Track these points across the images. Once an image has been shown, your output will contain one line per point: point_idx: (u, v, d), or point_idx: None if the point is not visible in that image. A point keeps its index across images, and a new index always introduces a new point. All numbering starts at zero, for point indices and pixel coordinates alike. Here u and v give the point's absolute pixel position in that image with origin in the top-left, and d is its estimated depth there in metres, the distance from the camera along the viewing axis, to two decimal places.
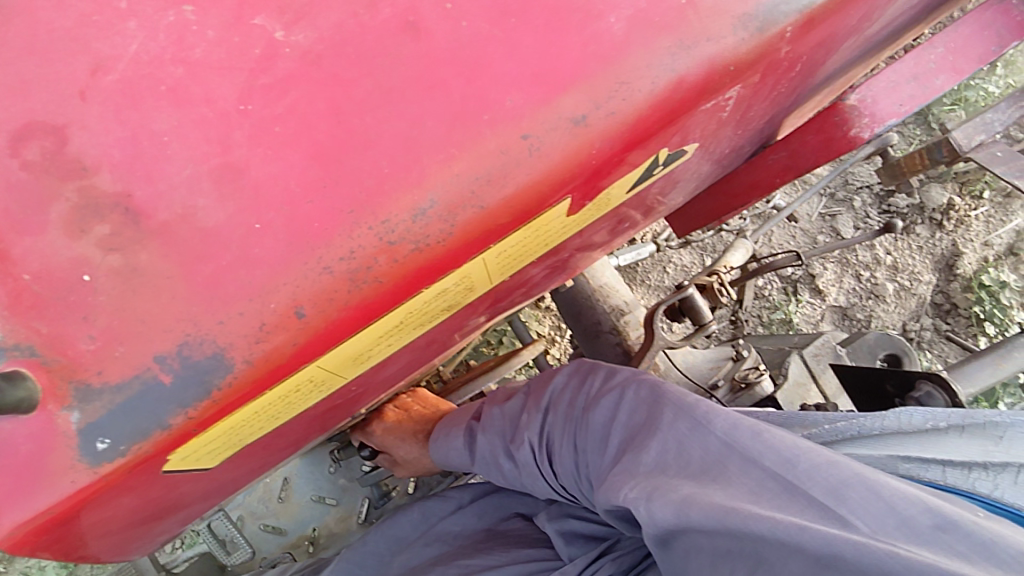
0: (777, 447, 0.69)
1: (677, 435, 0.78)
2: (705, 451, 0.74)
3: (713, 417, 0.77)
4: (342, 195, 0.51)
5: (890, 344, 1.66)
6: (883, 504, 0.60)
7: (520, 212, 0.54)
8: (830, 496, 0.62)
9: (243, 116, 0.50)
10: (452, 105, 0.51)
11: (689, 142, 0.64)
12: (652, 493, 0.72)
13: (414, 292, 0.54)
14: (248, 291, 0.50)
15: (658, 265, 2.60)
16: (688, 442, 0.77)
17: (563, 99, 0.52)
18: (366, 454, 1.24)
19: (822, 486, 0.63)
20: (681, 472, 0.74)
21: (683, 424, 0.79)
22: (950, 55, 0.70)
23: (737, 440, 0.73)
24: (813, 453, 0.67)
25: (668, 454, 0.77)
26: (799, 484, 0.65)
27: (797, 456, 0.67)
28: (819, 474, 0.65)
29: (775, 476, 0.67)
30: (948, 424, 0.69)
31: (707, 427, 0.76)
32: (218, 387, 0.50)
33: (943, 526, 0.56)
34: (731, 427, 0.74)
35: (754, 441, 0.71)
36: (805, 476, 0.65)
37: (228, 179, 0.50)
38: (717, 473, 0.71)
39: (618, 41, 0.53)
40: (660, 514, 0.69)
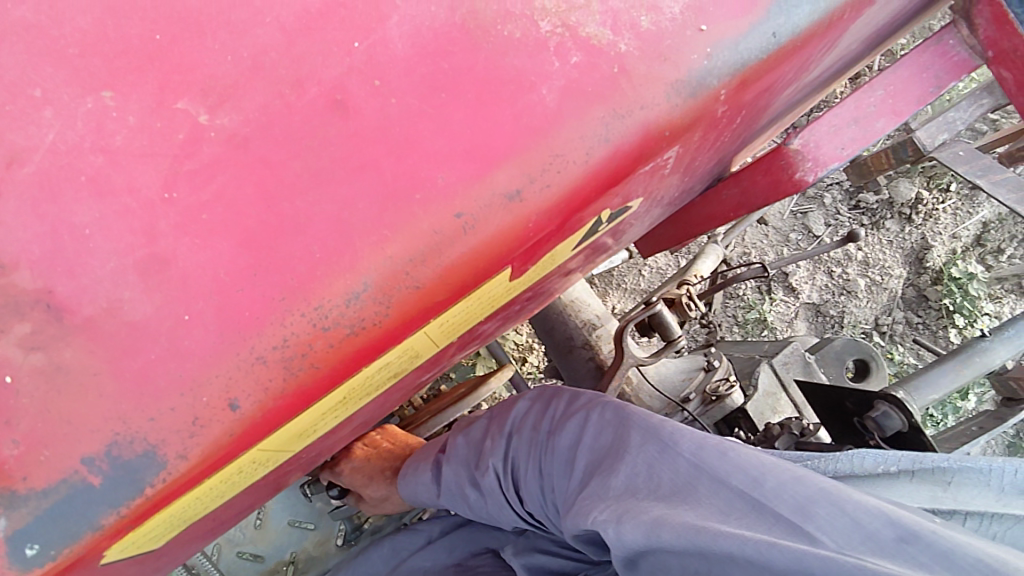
0: (745, 466, 0.67)
1: (647, 458, 0.75)
2: (674, 473, 0.71)
3: (680, 438, 0.74)
4: (273, 282, 0.50)
5: (856, 349, 1.73)
6: (848, 519, 0.57)
7: (457, 287, 0.53)
8: (796, 513, 0.59)
9: (168, 205, 0.48)
10: (383, 185, 0.50)
11: (632, 200, 0.64)
12: (622, 515, 0.67)
13: (352, 373, 0.53)
14: (178, 385, 0.49)
15: (635, 267, 2.59)
16: (657, 464, 0.73)
17: (496, 175, 0.52)
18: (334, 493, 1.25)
19: (788, 503, 0.61)
20: (652, 494, 0.70)
21: (652, 446, 0.76)
22: (891, 98, 0.72)
23: (705, 461, 0.70)
24: (779, 470, 0.65)
25: (638, 478, 0.73)
26: (766, 502, 0.62)
27: (763, 474, 0.65)
28: (786, 491, 0.62)
29: (742, 496, 0.64)
30: (899, 469, 0.69)
31: (675, 449, 0.74)
32: (151, 484, 0.49)
33: (907, 538, 0.54)
34: (697, 448, 0.72)
35: (721, 460, 0.69)
36: (772, 494, 0.62)
37: (154, 271, 0.48)
38: (687, 494, 0.67)
39: (551, 112, 0.52)
40: (629, 535, 0.65)
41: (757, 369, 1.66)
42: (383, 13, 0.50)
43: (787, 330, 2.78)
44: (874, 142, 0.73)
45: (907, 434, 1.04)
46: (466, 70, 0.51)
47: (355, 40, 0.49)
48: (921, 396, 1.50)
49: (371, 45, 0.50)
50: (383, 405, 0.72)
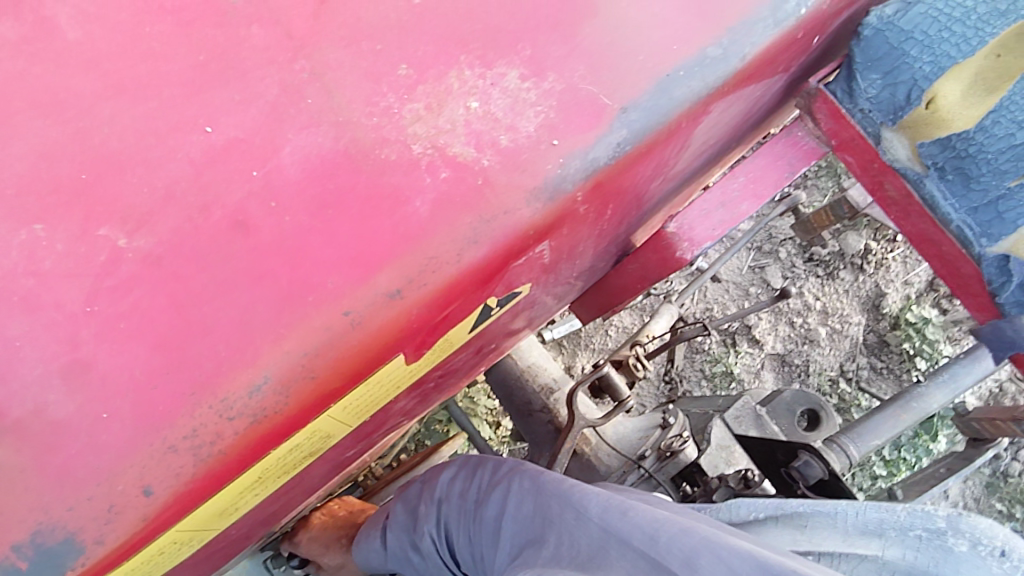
0: (642, 524, 0.64)
1: (565, 527, 0.72)
2: (587, 538, 0.68)
3: (588, 501, 0.73)
4: (184, 379, 0.57)
5: (806, 399, 1.78)
6: (727, 568, 0.55)
7: (351, 373, 0.61)
8: (682, 567, 0.57)
9: (90, 317, 0.55)
10: (280, 290, 0.58)
11: (518, 286, 0.72)
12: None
13: (260, 455, 0.61)
14: (96, 476, 0.55)
15: (601, 326, 2.66)
16: (575, 533, 0.70)
17: (378, 277, 0.60)
18: (293, 563, 1.28)
19: (677, 557, 0.59)
20: (566, 561, 0.67)
21: (569, 513, 0.74)
22: (751, 184, 0.82)
23: (611, 524, 0.67)
24: (672, 524, 0.63)
25: (561, 547, 0.70)
26: (661, 560, 0.60)
27: (658, 532, 0.62)
28: (676, 546, 0.60)
29: (642, 556, 0.62)
30: (764, 515, 0.77)
31: (586, 513, 0.72)
32: (72, 567, 0.55)
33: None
34: (604, 510, 0.70)
35: (623, 520, 0.67)
36: (666, 551, 0.60)
37: (77, 374, 0.55)
38: (599, 559, 0.65)
39: (424, 221, 0.61)
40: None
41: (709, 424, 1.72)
42: (276, 146, 0.58)
43: (754, 383, 2.85)
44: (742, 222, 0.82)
45: (830, 482, 1.10)
46: (350, 189, 0.60)
47: (254, 168, 0.58)
48: (864, 442, 1.55)
49: (267, 172, 0.58)
50: (310, 479, 0.78)
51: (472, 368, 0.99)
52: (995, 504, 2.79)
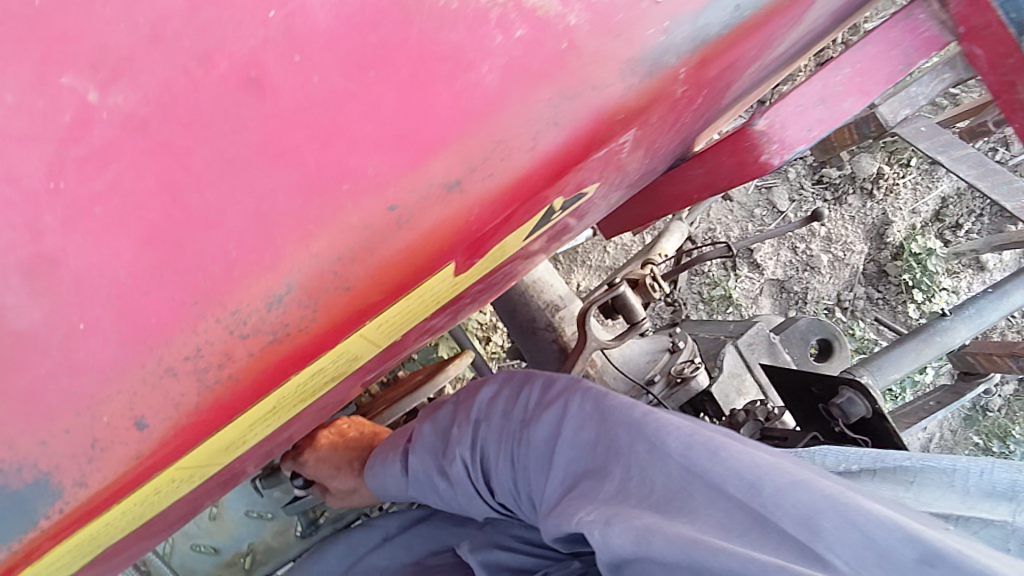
0: (739, 469, 0.59)
1: (638, 460, 0.67)
2: (667, 478, 0.63)
3: (666, 435, 0.66)
4: (183, 283, 0.44)
5: (820, 328, 1.73)
6: (859, 533, 0.50)
7: (393, 285, 0.49)
8: (802, 527, 0.52)
9: (54, 197, 0.41)
10: (306, 175, 0.45)
11: (586, 186, 0.59)
12: (610, 518, 0.61)
13: (277, 381, 0.49)
14: (73, 403, 0.43)
15: (602, 243, 2.55)
16: (650, 469, 0.65)
17: (433, 164, 0.47)
18: (298, 483, 1.18)
19: (792, 514, 0.53)
20: (644, 501, 0.62)
21: (641, 446, 0.67)
22: (858, 76, 0.68)
23: (697, 463, 0.62)
24: (777, 472, 0.57)
25: (632, 482, 0.65)
26: (768, 514, 0.54)
27: (760, 479, 0.57)
28: (788, 500, 0.54)
29: (743, 506, 0.56)
30: (861, 467, 0.73)
31: (663, 448, 0.65)
32: (46, 516, 0.44)
33: (931, 558, 0.47)
34: (687, 447, 0.64)
35: (713, 461, 0.61)
36: (773, 503, 0.54)
37: (41, 273, 0.42)
38: (683, 503, 0.60)
39: (492, 94, 0.47)
40: (618, 542, 0.59)
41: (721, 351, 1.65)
42: None
43: (752, 309, 2.79)
44: (842, 123, 0.69)
45: (871, 420, 1.04)
46: (397, 45, 0.44)
47: (270, 8, 0.42)
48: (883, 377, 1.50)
49: (288, 15, 0.42)
50: (327, 403, 0.67)
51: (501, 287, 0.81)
52: (972, 437, 2.87)
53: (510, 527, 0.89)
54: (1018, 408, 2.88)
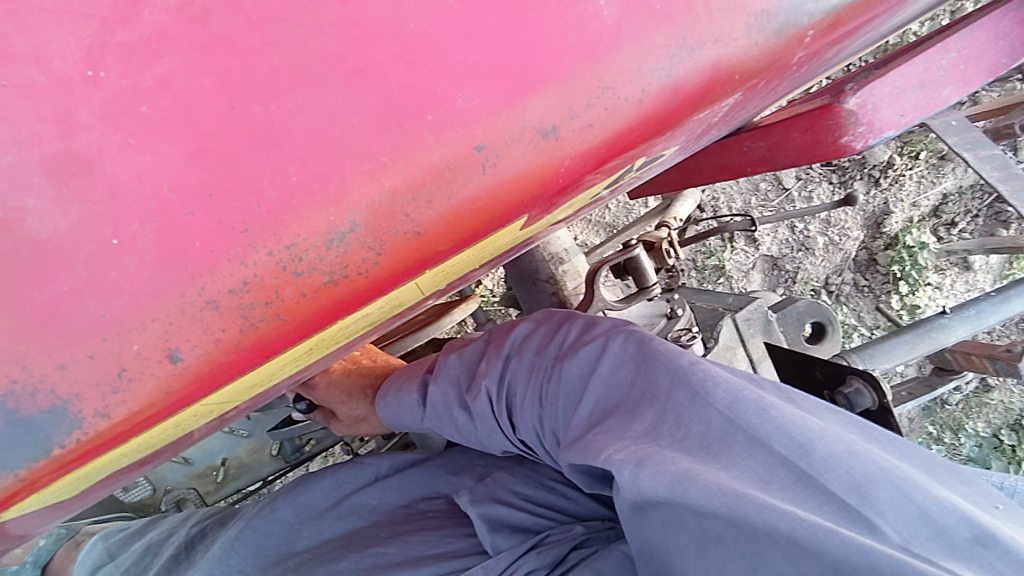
0: (789, 428, 0.56)
1: (676, 406, 0.64)
2: (705, 424, 0.61)
3: (713, 386, 0.63)
4: (234, 207, 0.39)
5: (818, 312, 1.72)
6: (915, 508, 0.48)
7: (465, 233, 0.43)
8: (853, 494, 0.50)
9: (91, 86, 0.36)
10: (386, 97, 0.39)
11: (668, 148, 0.54)
12: (642, 460, 0.59)
13: (325, 328, 0.44)
14: (100, 326, 0.38)
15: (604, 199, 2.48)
16: (688, 414, 0.63)
17: (530, 104, 0.41)
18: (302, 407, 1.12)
19: (843, 479, 0.51)
20: (677, 444, 0.60)
21: (681, 393, 0.65)
22: (962, 64, 0.63)
23: (743, 416, 0.59)
24: (831, 438, 0.55)
25: (664, 424, 0.63)
26: (816, 475, 0.52)
27: (812, 442, 0.54)
28: (841, 465, 0.52)
29: (786, 463, 0.54)
30: None
31: (707, 397, 0.63)
32: (60, 445, 0.39)
33: (984, 540, 0.46)
34: (733, 400, 0.61)
35: (761, 418, 0.58)
36: (823, 467, 0.53)
37: (72, 174, 0.36)
38: (719, 451, 0.58)
39: (606, 31, 0.41)
40: (648, 484, 0.57)
41: (719, 322, 1.62)
42: None
43: (742, 282, 2.79)
44: (935, 113, 0.64)
45: (875, 413, 1.02)
46: None
47: None
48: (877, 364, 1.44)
49: None
50: (350, 349, 0.63)
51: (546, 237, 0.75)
52: (928, 427, 2.96)
53: (510, 484, 0.88)
54: (976, 404, 2.97)
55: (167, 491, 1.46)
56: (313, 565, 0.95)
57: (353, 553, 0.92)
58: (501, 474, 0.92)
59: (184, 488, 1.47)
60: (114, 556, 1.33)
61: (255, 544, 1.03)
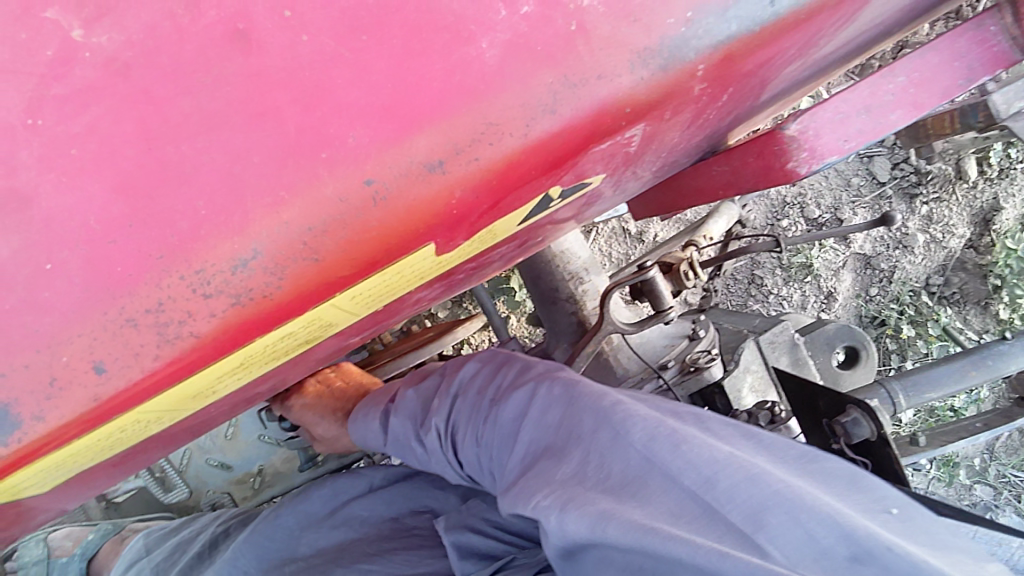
0: (696, 464, 0.64)
1: (599, 446, 0.71)
2: (624, 464, 0.68)
3: (631, 424, 0.70)
4: (151, 237, 0.43)
5: (848, 335, 1.66)
6: (801, 529, 0.57)
7: (363, 261, 0.48)
8: (748, 521, 0.58)
9: (30, 133, 0.41)
10: (284, 138, 0.43)
11: (590, 177, 0.56)
12: (566, 504, 0.66)
13: (240, 345, 0.48)
14: (35, 341, 0.43)
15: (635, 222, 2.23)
16: (609, 455, 0.69)
17: (417, 140, 0.45)
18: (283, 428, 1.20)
19: (740, 509, 0.60)
20: (600, 485, 0.67)
21: (604, 433, 0.72)
22: (912, 88, 0.62)
23: (657, 455, 0.66)
24: (732, 469, 0.63)
25: (588, 466, 0.70)
26: (718, 507, 0.61)
27: (715, 475, 0.63)
28: (739, 496, 0.60)
29: (694, 497, 0.62)
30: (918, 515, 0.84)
31: (626, 437, 0.69)
32: (4, 444, 0.45)
33: (861, 557, 0.55)
34: (648, 438, 0.68)
35: (673, 455, 0.66)
36: (725, 499, 0.61)
37: (11, 209, 0.41)
38: (637, 490, 0.65)
39: (489, 71, 0.44)
40: (572, 527, 0.64)
41: (741, 345, 1.56)
42: None
43: (826, 283, 2.25)
44: (884, 137, 0.63)
45: (874, 444, 0.97)
46: (395, 10, 0.42)
47: None
48: (917, 395, 1.29)
49: None
50: (303, 364, 0.67)
51: (484, 276, 0.75)
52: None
53: (482, 512, 0.91)
54: None
55: (205, 494, 1.54)
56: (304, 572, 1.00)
57: (340, 566, 0.97)
58: (476, 502, 0.95)
59: (221, 491, 1.55)
60: (150, 551, 1.42)
61: (259, 548, 1.09)
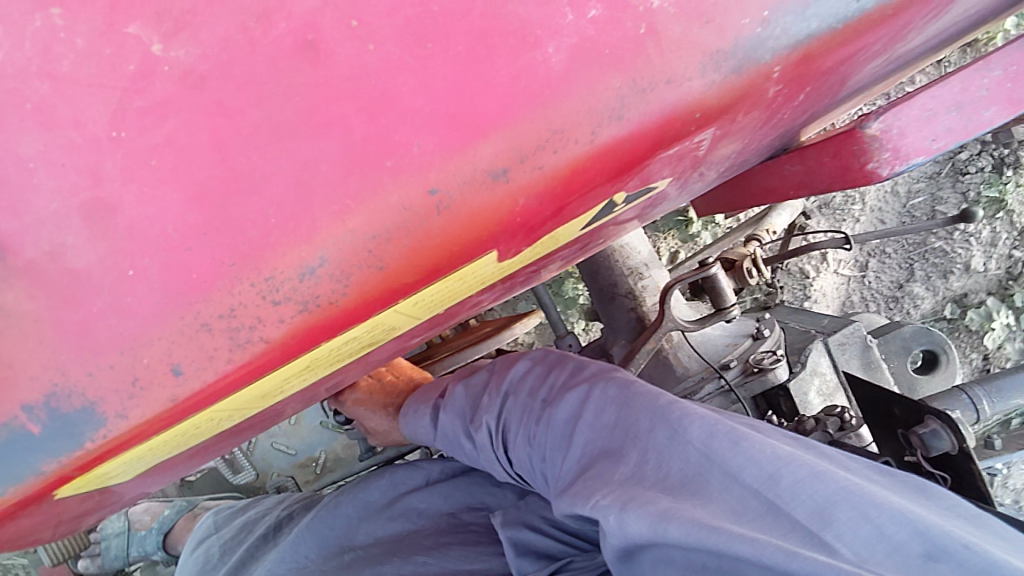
0: (758, 460, 0.64)
1: (655, 444, 0.72)
2: (683, 462, 0.68)
3: (689, 423, 0.71)
4: (224, 245, 0.45)
5: (927, 338, 1.58)
6: (870, 527, 0.57)
7: (425, 269, 0.48)
8: (816, 519, 0.58)
9: (115, 145, 0.42)
10: (350, 147, 0.44)
11: (656, 181, 0.54)
12: (626, 504, 0.66)
13: (305, 350, 0.50)
14: (119, 342, 0.46)
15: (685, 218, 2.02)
16: (667, 454, 0.70)
17: (480, 147, 0.44)
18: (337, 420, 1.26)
19: (807, 506, 0.59)
20: (659, 484, 0.67)
21: (660, 432, 0.73)
22: (1009, 82, 0.58)
23: (717, 451, 0.67)
24: (796, 465, 0.63)
25: (646, 464, 0.71)
26: (783, 504, 0.60)
27: (779, 472, 0.63)
28: (804, 493, 0.60)
29: (757, 494, 0.62)
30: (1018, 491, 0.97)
31: (685, 435, 0.70)
32: (91, 439, 0.48)
33: (935, 555, 0.54)
34: (708, 436, 0.69)
35: (733, 451, 0.66)
36: (790, 496, 0.60)
37: (99, 218, 0.43)
38: (697, 488, 0.65)
39: (555, 76, 0.43)
40: (633, 527, 0.63)
41: (809, 346, 1.51)
42: None
43: (961, 251, 2.21)
44: (976, 136, 0.59)
45: (955, 458, 0.91)
46: (462, 16, 0.42)
47: None
48: (1003, 401, 1.21)
49: None
50: (367, 362, 0.69)
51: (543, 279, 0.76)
52: None
53: (540, 509, 0.92)
54: None
55: (270, 477, 1.61)
56: (362, 563, 1.03)
57: (396, 559, 0.99)
58: (533, 502, 0.95)
59: (286, 475, 1.61)
60: (218, 528, 1.51)
61: (322, 534, 1.13)
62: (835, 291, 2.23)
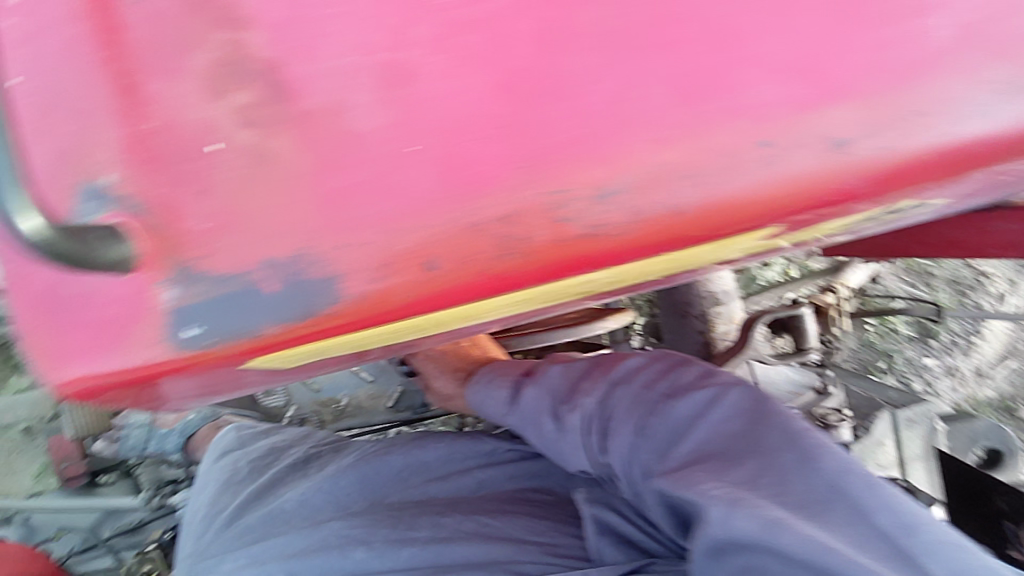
0: (895, 511, 0.63)
1: (781, 463, 0.70)
2: (808, 487, 0.67)
3: (824, 456, 0.69)
4: (521, 140, 0.41)
5: (997, 437, 1.54)
6: None
7: (722, 221, 0.43)
8: None
9: (431, 9, 0.41)
10: (687, 73, 0.41)
11: (943, 200, 0.49)
12: (737, 502, 0.65)
13: (552, 283, 0.44)
14: (378, 220, 0.42)
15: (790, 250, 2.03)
16: (794, 475, 0.68)
17: (832, 110, 0.42)
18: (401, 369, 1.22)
19: (944, 566, 0.59)
20: (776, 497, 0.66)
21: (790, 454, 0.71)
22: None
23: (849, 489, 0.66)
24: (933, 529, 0.62)
25: (766, 477, 0.69)
26: (916, 557, 0.60)
27: (914, 525, 0.62)
28: (938, 554, 0.60)
29: (886, 539, 0.62)
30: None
31: (816, 464, 0.69)
32: (317, 312, 0.43)
33: None
34: (842, 472, 0.68)
35: (868, 493, 0.65)
36: (924, 552, 0.60)
37: (395, 83, 0.41)
38: (820, 512, 0.64)
39: (920, 56, 0.42)
40: (743, 522, 0.62)
41: (876, 413, 1.48)
42: None
43: None
44: None
45: None
46: None
47: None
48: None
49: None
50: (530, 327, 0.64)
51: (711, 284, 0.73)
52: None
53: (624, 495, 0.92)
54: None
55: (294, 408, 1.58)
56: (414, 513, 1.00)
57: (453, 516, 0.99)
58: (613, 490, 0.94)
59: (307, 410, 1.57)
60: (243, 444, 1.45)
61: (366, 476, 1.09)
62: (1001, 331, 2.14)
